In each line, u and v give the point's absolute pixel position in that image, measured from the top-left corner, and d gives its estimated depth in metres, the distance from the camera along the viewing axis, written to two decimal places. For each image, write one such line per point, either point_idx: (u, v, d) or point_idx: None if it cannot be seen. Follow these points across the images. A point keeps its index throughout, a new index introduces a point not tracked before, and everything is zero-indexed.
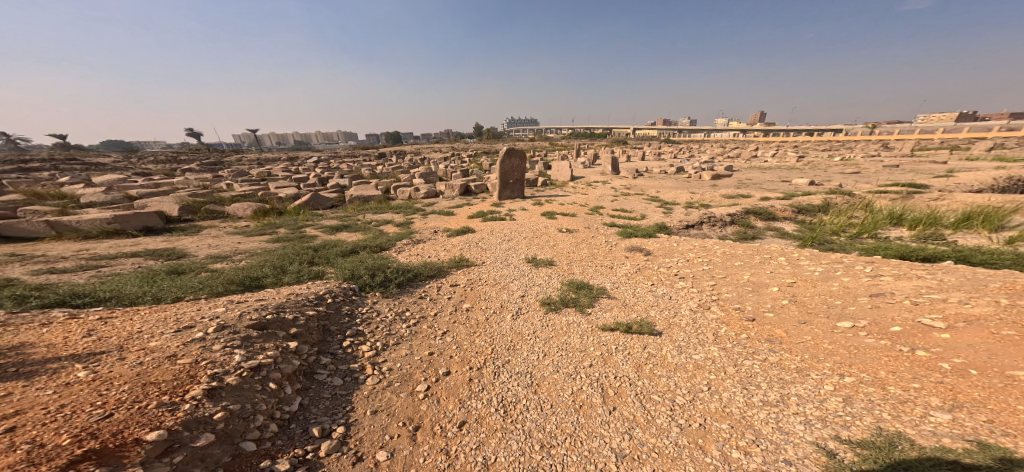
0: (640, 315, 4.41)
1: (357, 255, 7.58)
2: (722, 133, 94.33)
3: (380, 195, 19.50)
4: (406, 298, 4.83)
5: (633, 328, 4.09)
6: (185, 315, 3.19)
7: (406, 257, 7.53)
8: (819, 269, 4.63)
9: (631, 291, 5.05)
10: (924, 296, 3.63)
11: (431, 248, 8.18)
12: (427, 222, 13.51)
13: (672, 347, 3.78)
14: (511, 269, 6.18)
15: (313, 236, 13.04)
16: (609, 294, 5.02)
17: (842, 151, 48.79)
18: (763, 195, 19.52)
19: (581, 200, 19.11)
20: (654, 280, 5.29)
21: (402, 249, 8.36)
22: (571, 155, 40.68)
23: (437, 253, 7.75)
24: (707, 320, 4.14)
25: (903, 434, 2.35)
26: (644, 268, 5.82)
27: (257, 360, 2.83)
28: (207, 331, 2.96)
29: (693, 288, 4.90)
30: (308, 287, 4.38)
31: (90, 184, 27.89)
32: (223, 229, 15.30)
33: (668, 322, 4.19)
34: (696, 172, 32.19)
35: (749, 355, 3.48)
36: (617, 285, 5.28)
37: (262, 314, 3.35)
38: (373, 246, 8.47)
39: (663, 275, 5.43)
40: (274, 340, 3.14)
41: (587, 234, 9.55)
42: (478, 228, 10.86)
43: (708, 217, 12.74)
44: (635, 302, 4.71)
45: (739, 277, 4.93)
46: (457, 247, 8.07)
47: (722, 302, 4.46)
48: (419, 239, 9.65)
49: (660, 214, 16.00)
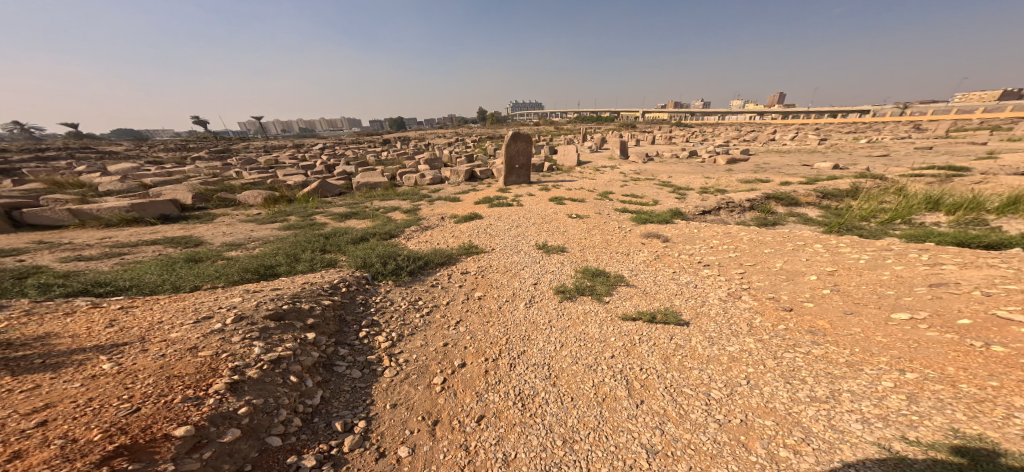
0: (663, 304, 4.25)
1: (367, 243, 7.51)
2: (738, 116, 91.67)
3: (387, 182, 19.45)
4: (418, 286, 4.76)
5: (659, 318, 3.94)
6: (203, 305, 3.14)
7: (416, 244, 7.44)
8: (864, 257, 4.38)
9: (654, 278, 4.88)
10: (1000, 287, 3.34)
11: (440, 235, 8.06)
12: (435, 208, 13.38)
13: (702, 338, 3.63)
14: (524, 256, 6.06)
15: (323, 223, 13.09)
16: (628, 281, 4.86)
17: (864, 133, 47.00)
18: (782, 180, 18.92)
19: (589, 185, 18.75)
20: (675, 268, 5.11)
21: (411, 236, 8.28)
22: (579, 139, 39.91)
23: (447, 240, 7.63)
24: (738, 310, 3.97)
25: (985, 436, 2.17)
26: (662, 255, 5.62)
27: (277, 352, 2.77)
28: (227, 321, 2.90)
29: (719, 276, 4.71)
30: (321, 275, 4.32)
31: (106, 173, 28.43)
32: (237, 216, 15.44)
33: (695, 312, 4.03)
34: (710, 156, 31.36)
35: (791, 348, 3.32)
36: (636, 272, 5.11)
37: (279, 304, 3.28)
38: (382, 233, 8.41)
39: (683, 262, 5.24)
40: (293, 331, 3.08)
41: (599, 220, 9.35)
42: (487, 214, 10.73)
43: (726, 203, 12.40)
44: (657, 291, 4.54)
45: (766, 265, 4.73)
46: (468, 234, 7.95)
47: (751, 291, 4.27)
48: (428, 225, 9.57)
49: (673, 199, 15.64)
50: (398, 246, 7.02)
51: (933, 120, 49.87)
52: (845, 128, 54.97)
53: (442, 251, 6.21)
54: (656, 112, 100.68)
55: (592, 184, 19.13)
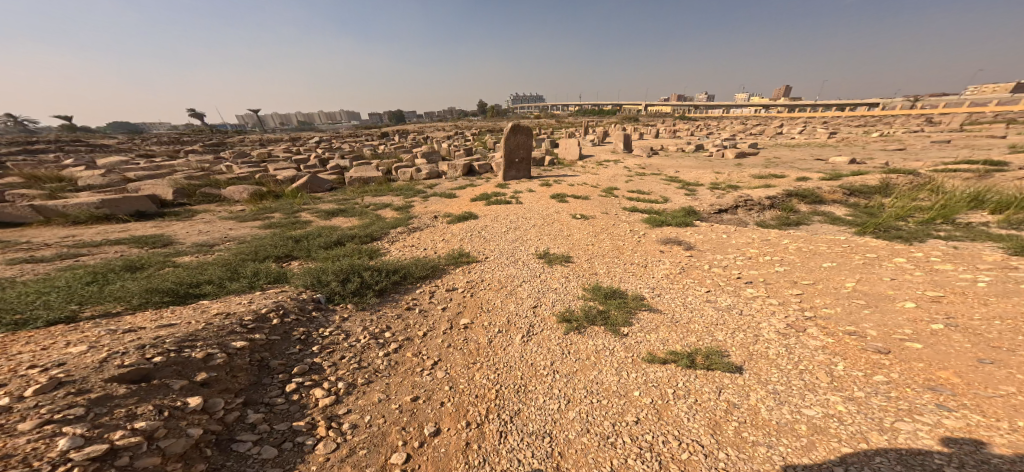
0: (702, 339, 3.29)
1: (339, 248, 6.59)
2: (744, 109, 90.11)
3: (379, 176, 18.40)
4: (385, 312, 3.87)
5: (702, 362, 2.99)
6: (17, 362, 2.15)
7: (397, 250, 6.48)
8: (983, 281, 3.38)
9: (686, 300, 3.90)
10: None
11: (427, 238, 7.09)
12: (426, 205, 12.38)
13: (766, 395, 2.64)
14: (523, 267, 5.10)
15: (305, 221, 12.14)
16: (654, 305, 3.90)
17: (876, 127, 45.72)
18: (797, 175, 17.84)
19: (591, 180, 17.69)
20: (708, 286, 4.13)
21: (394, 239, 7.33)
22: (580, 132, 38.72)
23: (433, 245, 6.64)
24: (806, 350, 2.99)
25: None
26: (687, 268, 4.64)
27: (108, 440, 1.79)
28: (25, 394, 1.91)
29: (770, 298, 3.72)
30: (252, 299, 3.37)
31: (93, 167, 27.54)
32: (218, 213, 14.50)
33: (748, 352, 3.06)
34: (717, 150, 30.21)
35: (907, 415, 2.31)
36: (662, 292, 4.13)
37: (150, 354, 2.32)
38: (361, 235, 7.44)
39: (718, 279, 4.25)
40: (157, 398, 2.11)
41: (606, 220, 8.35)
42: (481, 212, 9.76)
43: (744, 201, 11.41)
44: (693, 319, 3.57)
45: (831, 285, 3.74)
46: (457, 237, 6.98)
47: (818, 321, 3.29)
48: (415, 225, 8.60)
49: (683, 196, 14.57)
50: (375, 253, 6.10)
51: (946, 114, 48.33)
52: (855, 122, 53.40)
53: (422, 260, 5.33)
54: (659, 105, 98.58)
55: (596, 179, 18.08)
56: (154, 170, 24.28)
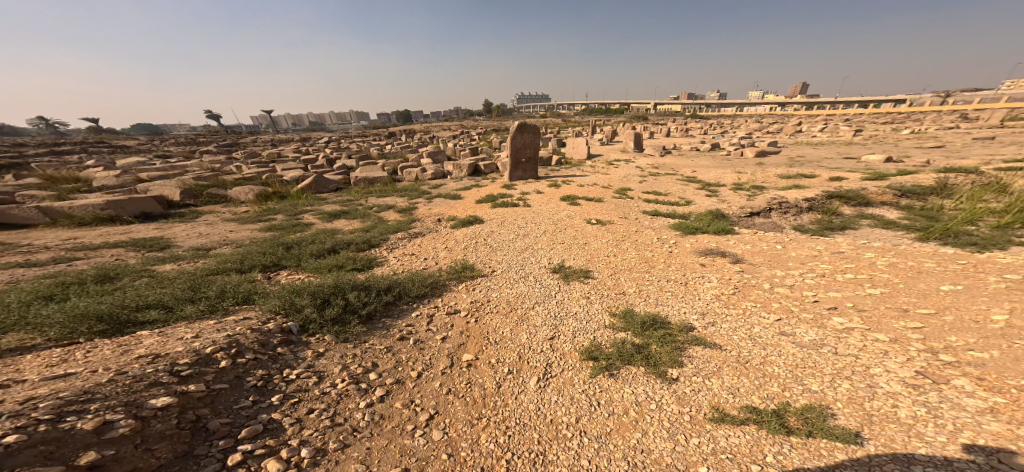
0: (790, 389, 2.87)
1: (333, 256, 6.12)
2: (761, 107, 87.32)
3: (385, 177, 18.01)
4: (371, 344, 3.46)
5: (800, 427, 2.52)
6: None
7: (396, 260, 5.96)
8: None
9: (755, 333, 3.54)
10: None
11: (427, 246, 6.58)
12: (430, 208, 11.84)
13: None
14: (537, 285, 4.65)
15: (307, 223, 11.74)
16: (705, 337, 3.54)
17: (906, 124, 43.39)
18: (829, 176, 16.66)
19: (602, 181, 16.84)
20: (780, 313, 3.76)
21: (396, 246, 6.74)
22: (587, 131, 37.66)
23: (439, 250, 6.18)
24: (961, 414, 2.43)
25: None
26: (743, 287, 4.29)
27: None
28: None
29: (879, 333, 3.28)
30: (201, 333, 2.88)
31: (101, 167, 27.59)
32: (223, 215, 14.16)
33: (864, 413, 2.56)
34: (735, 149, 28.87)
35: None
36: (716, 321, 3.73)
37: (26, 429, 1.80)
38: (359, 242, 6.88)
39: (784, 305, 3.89)
40: None
41: (627, 226, 7.66)
42: (489, 216, 9.18)
43: (779, 203, 10.45)
44: (772, 359, 3.18)
45: (968, 318, 3.25)
46: (462, 243, 6.47)
47: (966, 370, 2.76)
48: (418, 231, 8.06)
49: (702, 197, 13.69)
50: (369, 267, 5.68)
51: (979, 110, 45.79)
52: (879, 119, 51.14)
53: (417, 275, 4.95)
54: (669, 103, 96.53)
55: (607, 180, 17.23)
56: (160, 171, 24.12)
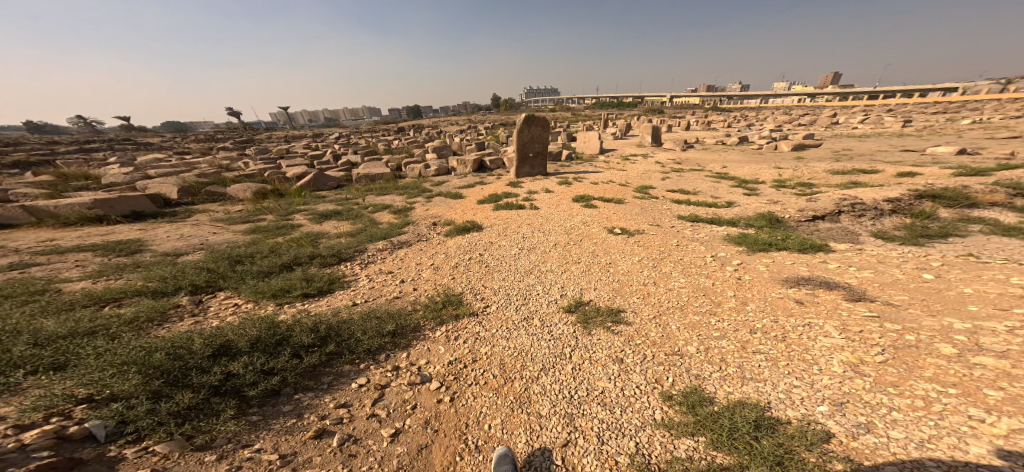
0: None
1: (285, 274, 4.98)
2: (790, 98, 82.52)
3: (387, 175, 17.38)
4: (255, 451, 2.33)
5: None
6: None
7: (365, 288, 4.77)
8: None
9: (982, 460, 1.91)
10: None
11: (402, 270, 5.43)
12: (427, 215, 10.56)
13: None
14: (543, 340, 3.46)
15: (294, 227, 10.97)
16: (863, 460, 2.03)
17: (961, 113, 39.26)
18: (894, 172, 14.34)
19: (621, 178, 15.08)
20: (1019, 415, 2.09)
21: (373, 267, 5.56)
22: (601, 126, 35.73)
23: (422, 277, 5.09)
24: None
25: None
26: (895, 349, 2.69)
27: None
28: None
29: None
30: None
31: (113, 165, 27.55)
32: (215, 215, 13.19)
33: None
34: (768, 142, 26.42)
35: None
36: (874, 425, 2.20)
37: None
38: (325, 255, 5.74)
39: (1012, 395, 2.22)
40: None
41: (661, 235, 6.13)
42: (488, 222, 8.09)
43: (851, 204, 8.42)
44: None
45: None
46: (453, 265, 5.34)
47: None
48: (405, 242, 7.06)
49: (741, 196, 11.86)
50: (326, 293, 4.59)
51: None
52: (924, 109, 46.80)
53: (375, 314, 3.83)
54: (689, 96, 92.35)
55: (625, 177, 15.49)
56: (163, 169, 23.58)
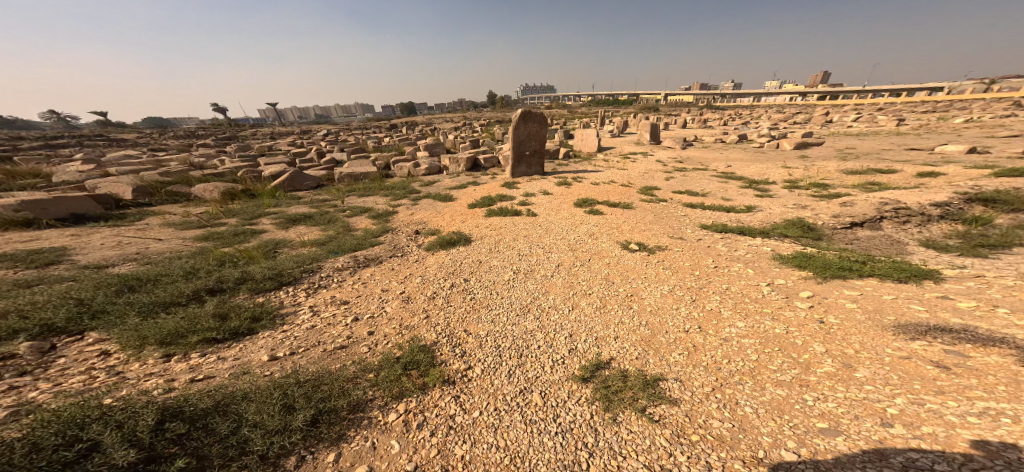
0: None
1: (193, 307, 3.78)
2: (780, 97, 82.64)
3: (370, 175, 16.06)
4: None
5: None
6: None
7: (305, 330, 3.59)
8: None
9: None
10: None
11: (362, 301, 4.25)
12: (410, 221, 9.29)
13: None
14: (545, 435, 2.40)
15: (257, 234, 9.59)
16: None
17: (955, 112, 39.09)
18: (911, 172, 13.51)
19: (623, 178, 13.93)
20: None
21: (324, 297, 4.35)
22: (596, 124, 34.63)
23: (388, 312, 3.95)
24: None
25: None
26: None
27: None
28: None
29: None
30: None
31: (73, 163, 25.47)
32: (170, 219, 11.67)
33: None
34: (769, 140, 25.60)
35: None
36: None
37: None
38: (260, 279, 4.51)
39: None
40: None
41: (690, 252, 5.01)
42: (478, 232, 6.90)
43: (895, 206, 7.33)
44: None
45: None
46: (433, 298, 4.20)
47: None
48: (378, 259, 5.84)
49: (755, 200, 10.85)
50: (243, 339, 3.40)
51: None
52: (917, 108, 46.70)
53: (294, 384, 2.78)
54: (682, 94, 91.80)
55: (627, 176, 14.39)
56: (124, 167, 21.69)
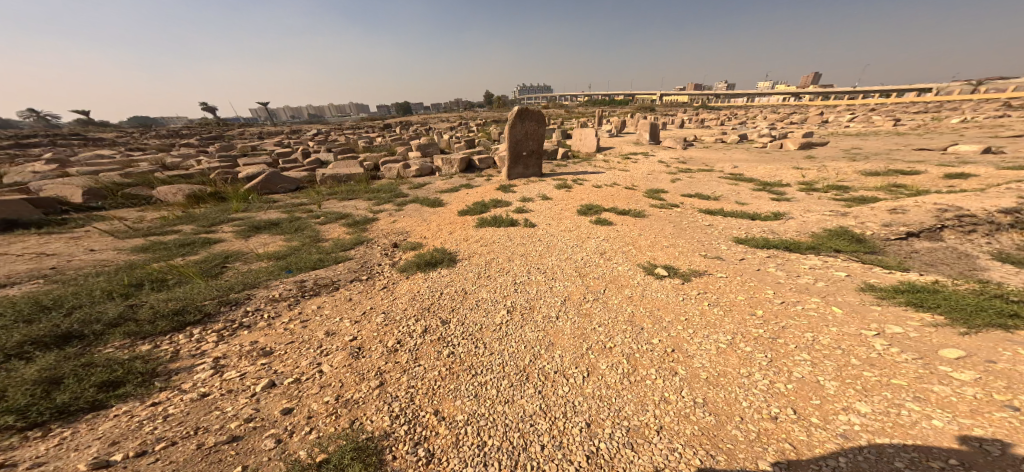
0: None
1: (13, 367, 3.01)
2: (772, 97, 82.67)
3: (354, 176, 14.81)
4: None
5: None
6: None
7: (186, 404, 2.92)
8: None
9: None
10: None
11: (291, 352, 3.52)
12: (392, 229, 8.12)
13: None
14: None
15: (213, 242, 8.33)
16: None
17: (949, 112, 38.84)
18: (932, 174, 12.61)
19: (625, 180, 12.83)
20: None
21: (240, 343, 3.67)
22: (592, 123, 33.56)
23: (325, 375, 3.19)
24: None
25: None
26: None
27: None
28: None
29: None
30: None
31: (35, 162, 23.69)
32: (117, 225, 10.31)
33: None
34: (771, 140, 24.73)
35: None
36: None
37: None
38: (141, 321, 3.74)
39: None
40: None
41: (734, 281, 4.00)
42: (467, 246, 5.77)
43: (957, 212, 6.22)
44: None
45: None
46: (393, 350, 3.39)
47: None
48: (344, 285, 4.78)
49: (775, 205, 9.84)
50: (65, 425, 2.67)
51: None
52: (910, 108, 46.49)
53: None
54: (676, 95, 91.45)
55: (630, 178, 13.34)
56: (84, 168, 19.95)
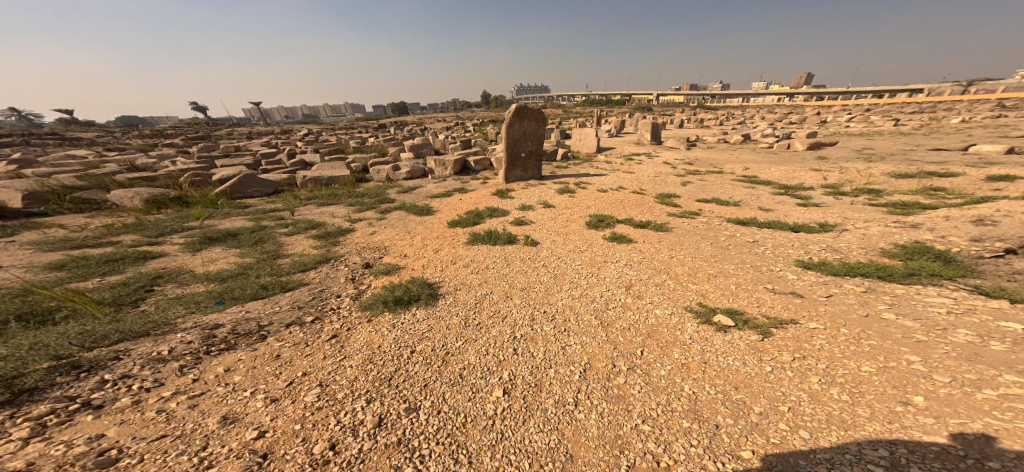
0: None
1: None
2: (766, 98, 82.53)
3: (336, 179, 13.44)
4: None
5: None
6: None
7: None
8: None
9: None
10: None
11: (148, 463, 2.25)
12: (369, 243, 6.80)
13: None
14: None
15: (152, 256, 6.90)
16: None
17: (949, 112, 38.32)
18: (968, 175, 11.52)
19: (632, 183, 11.57)
20: None
21: (67, 442, 2.36)
22: (590, 123, 32.37)
23: None
24: None
25: None
26: None
27: None
28: None
29: None
30: None
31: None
32: (49, 235, 8.77)
33: None
34: (778, 140, 23.72)
35: None
36: None
37: None
38: None
39: None
40: None
41: (837, 343, 2.77)
42: (455, 274, 4.49)
43: None
44: None
45: None
46: (320, 465, 2.22)
47: None
48: (279, 335, 3.50)
49: (808, 212, 8.65)
50: None
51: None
52: (908, 108, 45.99)
53: None
54: (671, 95, 90.90)
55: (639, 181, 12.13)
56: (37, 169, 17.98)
